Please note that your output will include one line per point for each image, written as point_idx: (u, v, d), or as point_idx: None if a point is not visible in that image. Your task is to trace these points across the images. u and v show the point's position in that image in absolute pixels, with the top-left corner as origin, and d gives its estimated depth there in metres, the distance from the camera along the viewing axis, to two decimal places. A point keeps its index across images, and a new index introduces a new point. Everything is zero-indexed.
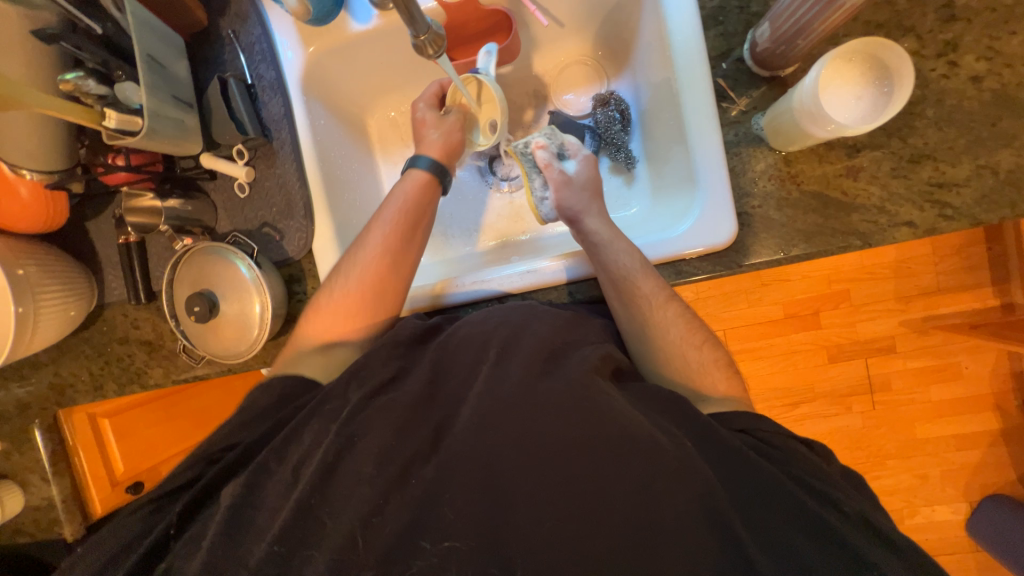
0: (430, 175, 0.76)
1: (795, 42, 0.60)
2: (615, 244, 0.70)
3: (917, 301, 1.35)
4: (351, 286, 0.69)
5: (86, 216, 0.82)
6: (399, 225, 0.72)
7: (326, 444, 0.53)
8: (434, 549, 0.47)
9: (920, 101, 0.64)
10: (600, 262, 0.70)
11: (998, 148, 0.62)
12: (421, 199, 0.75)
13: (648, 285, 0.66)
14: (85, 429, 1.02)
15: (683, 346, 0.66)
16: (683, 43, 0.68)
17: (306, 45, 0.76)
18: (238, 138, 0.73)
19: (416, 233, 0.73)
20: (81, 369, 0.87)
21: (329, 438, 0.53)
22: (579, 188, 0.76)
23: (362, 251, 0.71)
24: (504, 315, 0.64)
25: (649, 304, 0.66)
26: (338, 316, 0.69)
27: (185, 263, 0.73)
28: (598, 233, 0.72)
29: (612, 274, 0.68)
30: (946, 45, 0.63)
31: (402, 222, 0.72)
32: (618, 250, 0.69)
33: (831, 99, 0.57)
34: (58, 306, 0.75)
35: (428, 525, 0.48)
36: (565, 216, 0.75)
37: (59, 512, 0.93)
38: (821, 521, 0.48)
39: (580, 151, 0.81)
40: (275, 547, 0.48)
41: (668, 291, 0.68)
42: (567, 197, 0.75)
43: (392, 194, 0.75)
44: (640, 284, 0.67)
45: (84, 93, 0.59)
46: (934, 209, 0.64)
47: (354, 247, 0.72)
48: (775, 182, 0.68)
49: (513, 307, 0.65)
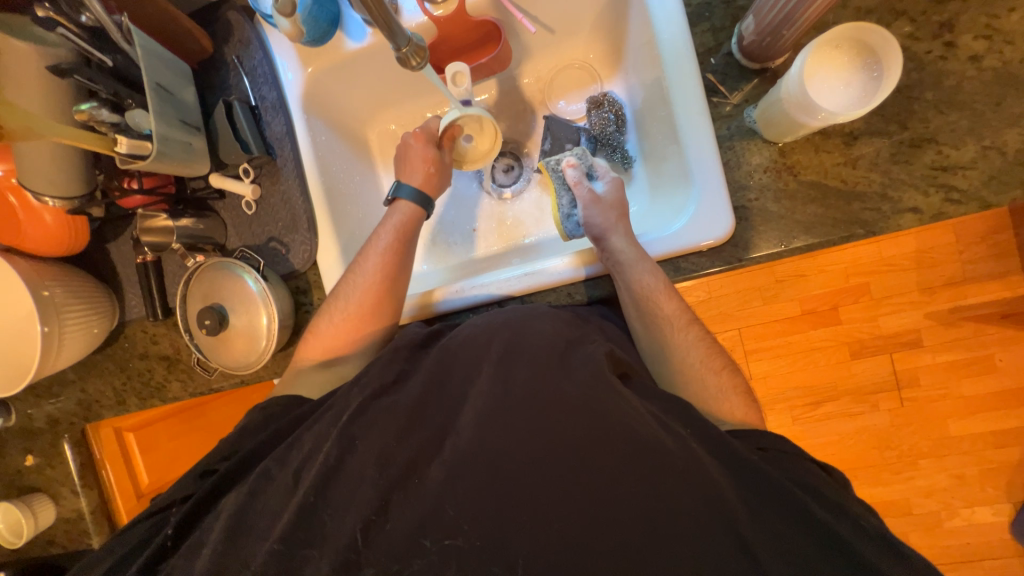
0: (417, 205, 0.78)
1: (781, 32, 0.59)
2: (639, 264, 0.69)
3: (942, 292, 1.30)
4: (337, 312, 0.72)
5: (106, 238, 0.86)
6: (390, 257, 0.74)
7: (327, 449, 0.54)
8: (434, 548, 0.47)
9: (918, 84, 0.62)
10: (624, 281, 0.69)
11: (1003, 128, 0.61)
12: (409, 228, 0.76)
13: (671, 307, 0.67)
14: (109, 444, 1.06)
15: (685, 346, 0.66)
16: (670, 41, 0.68)
17: (305, 66, 0.79)
18: (244, 157, 0.76)
19: (404, 260, 0.75)
20: (105, 386, 0.91)
21: (331, 440, 0.54)
22: (608, 208, 0.74)
23: (349, 280, 0.73)
24: (501, 317, 0.63)
25: (670, 325, 0.67)
26: (330, 339, 0.72)
27: (196, 279, 0.76)
28: (624, 251, 0.69)
29: (636, 294, 0.68)
30: (941, 26, 0.62)
31: (401, 253, 0.74)
32: (644, 269, 0.68)
33: (818, 88, 0.56)
34: (81, 324, 0.80)
35: (432, 524, 0.48)
36: (589, 233, 0.73)
37: (88, 523, 0.97)
38: (823, 520, 0.47)
39: (610, 174, 0.79)
40: (276, 545, 0.49)
41: (688, 312, 0.69)
42: (593, 216, 0.74)
43: (383, 223, 0.77)
44: (662, 307, 0.67)
45: (98, 122, 0.62)
46: (940, 193, 0.62)
47: (348, 273, 0.75)
48: (772, 173, 0.67)
49: (511, 311, 0.64)
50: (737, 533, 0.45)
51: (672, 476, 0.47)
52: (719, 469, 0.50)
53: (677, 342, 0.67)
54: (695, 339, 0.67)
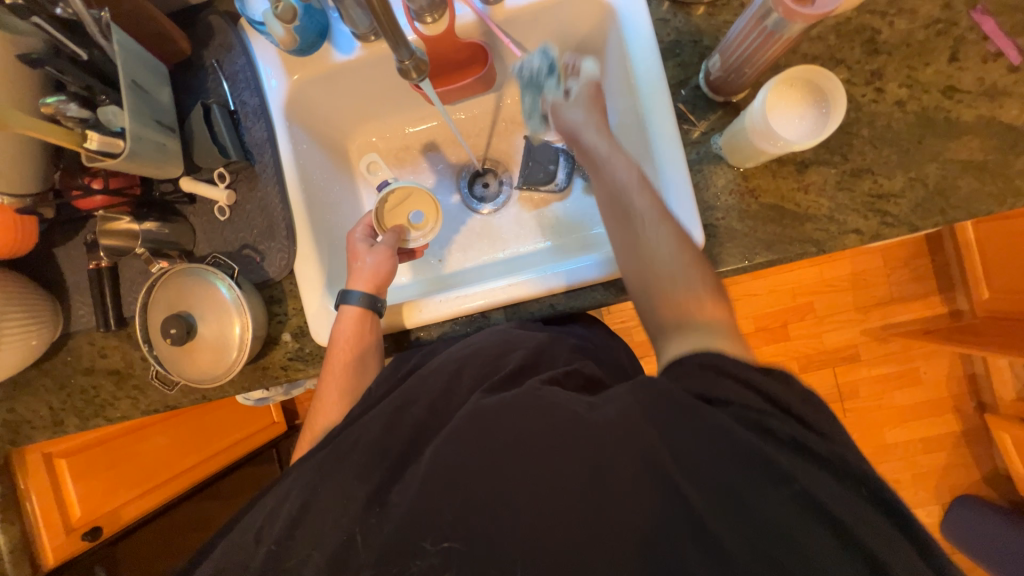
0: (362, 308, 0.73)
1: (743, 70, 0.66)
2: (613, 156, 0.63)
3: (873, 309, 1.45)
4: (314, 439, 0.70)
5: (55, 242, 0.80)
6: (349, 371, 0.71)
7: (291, 500, 0.53)
8: (434, 550, 0.46)
9: (856, 123, 0.72)
10: (598, 175, 0.63)
11: (925, 162, 0.70)
12: (360, 336, 0.73)
13: (645, 201, 0.60)
14: (37, 473, 0.95)
15: (678, 273, 0.57)
16: (646, 72, 0.74)
17: (291, 73, 0.78)
18: (221, 161, 0.75)
19: (365, 370, 0.72)
20: (41, 405, 0.83)
21: (293, 495, 0.53)
22: (580, 103, 0.69)
23: (320, 402, 0.71)
24: (483, 342, 0.64)
25: (641, 222, 0.59)
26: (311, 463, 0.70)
27: (160, 287, 0.72)
28: (598, 145, 0.65)
29: (608, 187, 0.62)
30: (873, 74, 0.72)
31: (359, 363, 0.72)
32: (620, 160, 0.62)
33: (778, 119, 0.62)
34: (19, 335, 0.73)
35: (428, 526, 0.46)
36: (563, 135, 0.70)
37: (4, 564, 0.87)
38: (834, 494, 0.42)
39: (590, 79, 0.72)
40: (273, 546, 0.50)
41: (668, 213, 0.60)
42: (564, 118, 0.70)
43: (333, 337, 0.74)
44: (635, 200, 0.60)
45: (63, 116, 0.59)
46: (877, 217, 0.70)
47: (315, 398, 0.73)
48: (736, 195, 0.73)
49: (488, 334, 0.67)
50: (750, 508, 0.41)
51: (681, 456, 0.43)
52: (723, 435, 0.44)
53: (651, 242, 0.59)
54: (670, 235, 0.59)
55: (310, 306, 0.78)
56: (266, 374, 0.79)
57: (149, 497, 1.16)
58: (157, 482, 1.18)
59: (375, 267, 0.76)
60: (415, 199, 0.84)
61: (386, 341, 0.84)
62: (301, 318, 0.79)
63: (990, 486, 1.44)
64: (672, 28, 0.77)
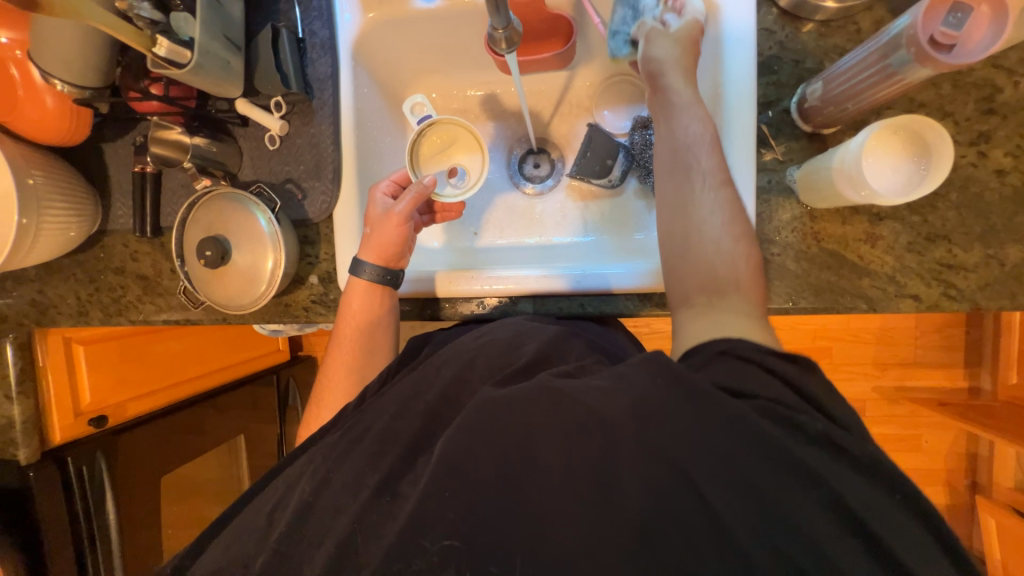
0: (371, 281, 0.73)
1: (842, 105, 0.61)
2: (692, 109, 0.61)
3: (893, 369, 1.41)
4: (323, 413, 0.71)
5: (105, 137, 0.80)
6: (359, 341, 0.73)
7: (303, 486, 0.53)
8: (434, 548, 0.43)
9: (946, 184, 0.67)
10: (670, 124, 0.61)
11: (1008, 241, 0.66)
12: (371, 307, 0.74)
13: (710, 161, 0.58)
14: (57, 353, 0.99)
15: (721, 240, 0.56)
16: (737, 82, 0.68)
17: (366, 11, 0.75)
18: (281, 90, 0.73)
19: (374, 341, 0.74)
20: (69, 292, 0.85)
21: (304, 480, 0.53)
22: (675, 40, 0.64)
23: (327, 376, 0.73)
24: (500, 334, 0.64)
25: (701, 180, 0.58)
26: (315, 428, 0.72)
27: (202, 206, 0.72)
28: (679, 91, 0.62)
29: (678, 138, 0.60)
30: (980, 135, 0.66)
31: (368, 334, 0.74)
32: (694, 116, 0.60)
33: (871, 166, 0.58)
34: (60, 224, 0.73)
35: (431, 521, 0.44)
36: (646, 66, 0.65)
37: (17, 432, 0.93)
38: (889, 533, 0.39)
39: (690, 21, 0.66)
40: (278, 545, 0.49)
41: (728, 180, 0.59)
42: (656, 46, 0.64)
43: (344, 307, 0.75)
44: (700, 158, 0.58)
45: (137, 16, 0.57)
46: (940, 288, 0.67)
47: (323, 367, 0.75)
48: (798, 234, 0.70)
49: (506, 326, 0.67)
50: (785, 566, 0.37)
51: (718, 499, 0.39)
52: (774, 476, 0.40)
53: (706, 202, 0.57)
54: (725, 204, 0.58)
55: (341, 254, 0.77)
56: (287, 312, 0.79)
57: (154, 398, 1.18)
58: (158, 387, 1.19)
59: (383, 235, 0.73)
60: (458, 148, 0.78)
61: (408, 304, 0.83)
62: (331, 264, 0.79)
63: None
64: (775, 41, 0.71)
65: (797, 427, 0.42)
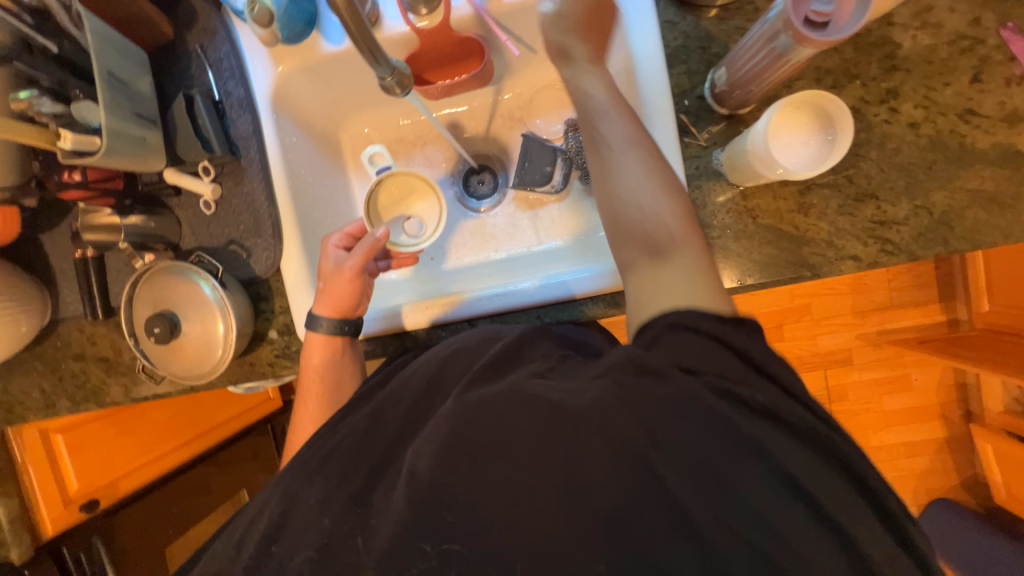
0: (328, 335, 0.72)
1: (748, 87, 0.63)
2: (593, 80, 0.61)
3: (871, 315, 1.44)
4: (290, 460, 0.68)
5: (41, 228, 0.80)
6: (323, 395, 0.72)
7: (273, 507, 0.50)
8: (434, 551, 0.42)
9: (864, 144, 0.68)
10: (576, 103, 0.61)
11: (934, 190, 0.67)
12: (331, 361, 0.73)
13: (622, 124, 0.57)
14: (35, 447, 0.96)
15: (657, 215, 0.53)
16: (649, 79, 0.70)
17: (277, 64, 0.75)
18: (203, 154, 0.72)
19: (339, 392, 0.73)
20: (32, 386, 0.84)
21: (285, 495, 0.50)
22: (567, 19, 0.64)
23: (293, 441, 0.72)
24: (466, 343, 0.59)
25: (617, 148, 0.56)
26: None
27: (144, 284, 0.72)
28: (577, 68, 0.62)
29: (587, 113, 0.60)
30: (888, 92, 0.68)
31: (332, 387, 0.72)
32: (596, 86, 0.61)
33: (782, 145, 0.60)
34: (7, 322, 0.73)
35: (430, 525, 0.42)
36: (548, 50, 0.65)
37: (5, 532, 0.91)
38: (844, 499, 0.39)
39: None
40: None
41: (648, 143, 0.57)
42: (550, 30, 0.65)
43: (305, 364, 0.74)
44: (613, 127, 0.58)
45: (37, 112, 0.59)
46: (877, 244, 0.68)
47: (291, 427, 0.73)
48: (733, 215, 0.71)
49: (479, 329, 0.62)
50: (764, 522, 0.37)
51: (678, 486, 0.38)
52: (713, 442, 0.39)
53: (628, 174, 0.55)
54: (649, 168, 0.55)
55: (294, 306, 0.77)
56: (253, 370, 0.79)
57: (146, 471, 1.14)
58: (153, 457, 1.15)
59: (333, 288, 0.72)
60: (417, 198, 0.80)
61: (372, 343, 0.82)
62: (288, 317, 0.79)
63: (968, 491, 1.47)
64: (679, 31, 0.72)
65: (739, 399, 0.41)
